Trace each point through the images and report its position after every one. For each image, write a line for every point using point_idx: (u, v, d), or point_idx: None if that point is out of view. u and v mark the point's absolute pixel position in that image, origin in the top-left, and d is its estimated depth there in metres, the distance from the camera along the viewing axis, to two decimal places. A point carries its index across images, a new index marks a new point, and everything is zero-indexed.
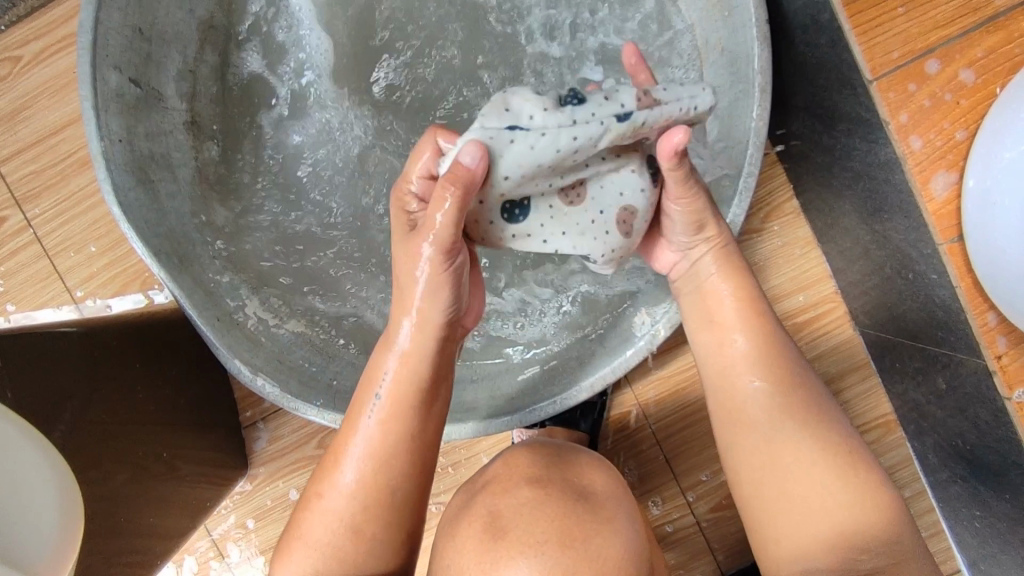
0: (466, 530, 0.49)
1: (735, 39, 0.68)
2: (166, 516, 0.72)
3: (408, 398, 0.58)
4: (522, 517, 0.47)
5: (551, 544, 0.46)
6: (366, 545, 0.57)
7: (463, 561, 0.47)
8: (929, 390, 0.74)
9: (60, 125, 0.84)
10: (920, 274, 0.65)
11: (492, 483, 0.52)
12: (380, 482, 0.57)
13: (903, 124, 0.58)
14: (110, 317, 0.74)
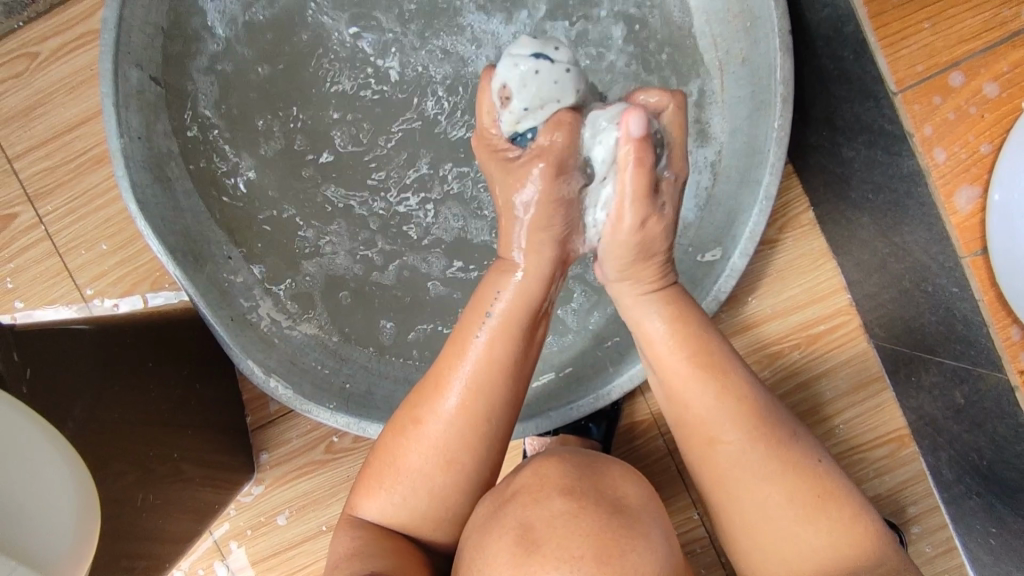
0: (497, 542, 0.46)
1: (757, 49, 0.69)
2: (170, 521, 0.70)
3: (515, 331, 0.57)
4: (556, 532, 0.44)
5: (587, 560, 0.43)
6: (458, 476, 0.56)
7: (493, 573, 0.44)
8: (945, 405, 0.74)
9: (76, 122, 0.84)
10: (941, 287, 0.65)
11: (522, 492, 0.48)
12: (478, 414, 0.56)
13: (927, 137, 0.58)
14: (112, 320, 0.71)
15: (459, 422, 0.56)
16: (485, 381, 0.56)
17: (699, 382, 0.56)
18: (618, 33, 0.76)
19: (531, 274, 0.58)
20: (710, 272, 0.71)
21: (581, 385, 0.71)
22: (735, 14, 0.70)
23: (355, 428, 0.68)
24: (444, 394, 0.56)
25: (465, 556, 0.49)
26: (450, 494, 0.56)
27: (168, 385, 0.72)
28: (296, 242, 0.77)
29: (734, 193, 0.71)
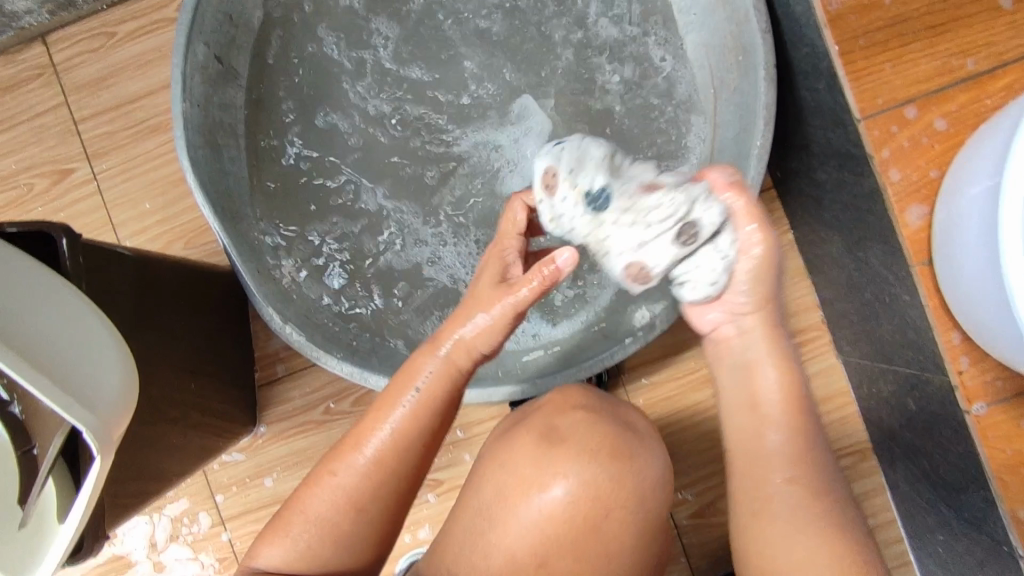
0: (526, 436, 0.59)
1: (745, 79, 0.78)
2: (169, 454, 0.75)
3: (434, 402, 0.61)
4: (578, 433, 0.58)
5: (602, 453, 0.57)
6: (362, 521, 0.60)
7: (521, 458, 0.58)
8: (900, 413, 0.80)
9: (138, 95, 0.93)
10: (895, 296, 0.72)
11: (547, 405, 0.61)
12: (389, 473, 0.60)
13: (885, 158, 0.67)
14: (159, 256, 0.77)
15: (372, 478, 0.60)
16: (403, 443, 0.60)
17: (779, 428, 0.62)
18: (623, 74, 0.89)
19: (455, 360, 0.61)
20: None
21: (568, 362, 0.76)
22: (732, 49, 0.79)
23: (358, 376, 0.74)
24: (359, 449, 0.60)
25: (484, 453, 0.62)
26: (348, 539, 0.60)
27: (186, 331, 0.78)
28: (324, 215, 0.87)
29: None
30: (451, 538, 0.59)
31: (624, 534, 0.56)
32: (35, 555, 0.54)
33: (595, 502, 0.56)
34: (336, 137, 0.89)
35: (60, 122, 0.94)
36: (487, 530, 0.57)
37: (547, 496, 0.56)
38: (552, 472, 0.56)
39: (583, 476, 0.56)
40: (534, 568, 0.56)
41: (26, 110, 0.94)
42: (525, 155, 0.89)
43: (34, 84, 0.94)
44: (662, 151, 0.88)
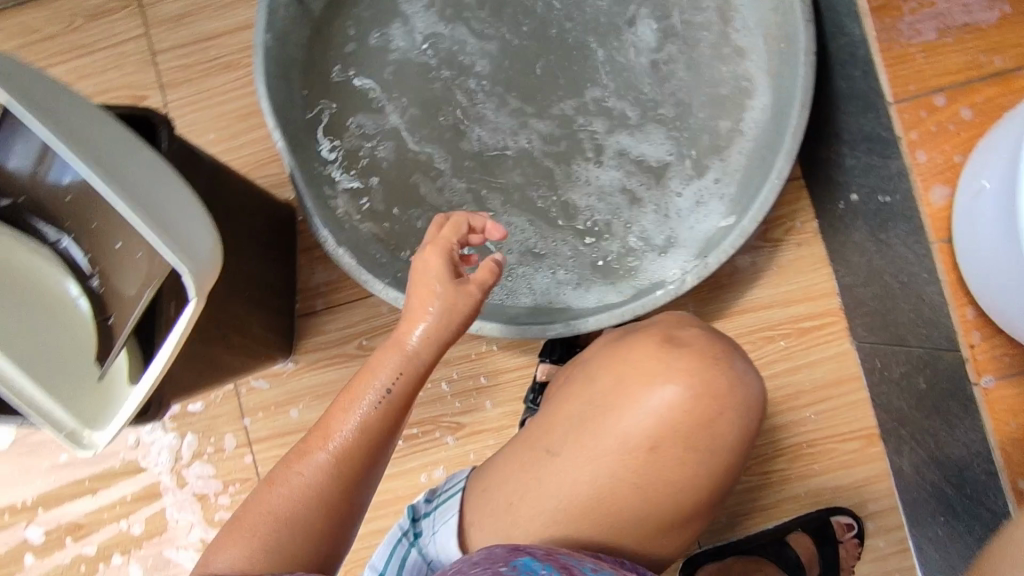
0: (642, 338, 0.56)
1: (787, 63, 0.81)
2: (214, 356, 0.80)
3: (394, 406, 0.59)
4: (698, 340, 0.55)
5: (721, 355, 0.54)
6: (324, 520, 0.56)
7: (639, 354, 0.54)
8: (910, 394, 0.84)
9: (215, 33, 1.00)
10: (914, 275, 0.76)
11: (662, 322, 0.59)
12: (342, 485, 0.57)
13: (913, 140, 0.72)
14: (233, 176, 0.80)
15: (337, 471, 0.57)
16: (370, 432, 0.58)
17: None
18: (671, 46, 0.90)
19: (424, 350, 0.61)
20: (722, 234, 0.82)
21: (602, 308, 0.81)
22: (774, 36, 0.83)
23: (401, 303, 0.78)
24: (327, 439, 0.57)
25: (590, 360, 0.58)
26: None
27: (242, 253, 0.82)
28: (373, 155, 0.90)
29: (753, 177, 0.83)
30: (555, 423, 0.55)
31: (734, 437, 0.53)
32: (109, 409, 0.62)
33: (713, 402, 0.52)
34: (390, 79, 0.92)
35: (139, 52, 1.00)
36: (601, 416, 0.53)
37: (665, 391, 0.52)
38: (673, 369, 0.53)
39: (706, 374, 0.52)
40: (644, 453, 0.51)
41: (107, 38, 1.00)
42: (572, 116, 0.91)
43: (118, 14, 1.01)
44: (712, 129, 0.88)
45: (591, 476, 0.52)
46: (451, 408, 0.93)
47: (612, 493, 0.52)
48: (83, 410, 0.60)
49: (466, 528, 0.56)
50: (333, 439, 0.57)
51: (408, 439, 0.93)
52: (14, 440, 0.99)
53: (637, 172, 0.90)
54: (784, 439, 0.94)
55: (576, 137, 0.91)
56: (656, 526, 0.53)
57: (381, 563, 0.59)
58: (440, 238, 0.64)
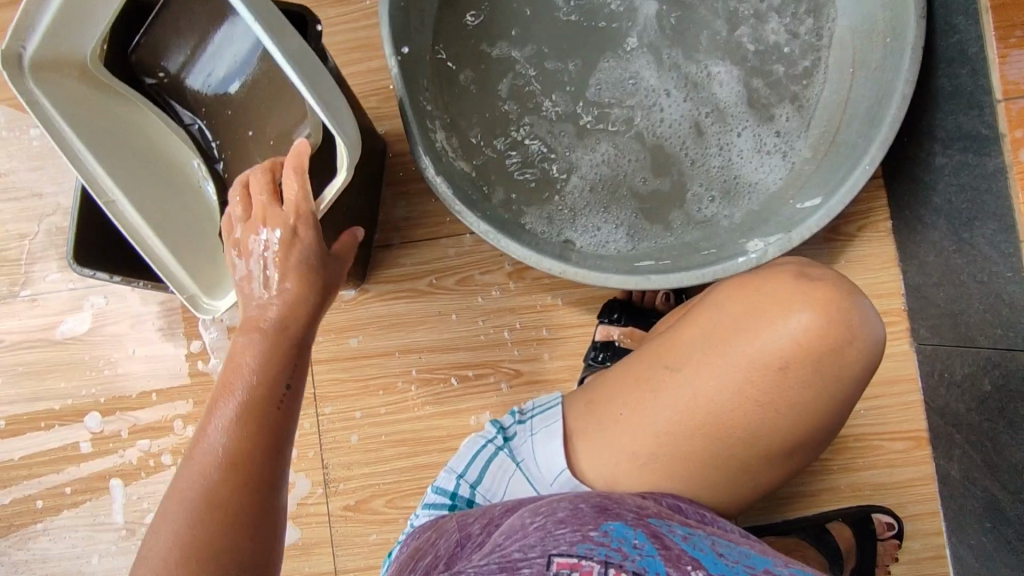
0: (776, 274, 0.59)
1: (888, 57, 0.83)
2: None
3: (271, 391, 0.58)
4: (831, 276, 0.58)
5: (852, 290, 0.57)
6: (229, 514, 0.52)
7: (775, 284, 0.57)
8: (972, 397, 0.84)
9: None
10: (996, 274, 0.77)
11: (788, 263, 0.62)
12: (235, 483, 0.53)
13: (1018, 138, 0.72)
14: (353, 95, 0.84)
15: (226, 461, 0.54)
16: (246, 416, 0.56)
17: None
18: (771, 33, 0.93)
19: (279, 322, 0.62)
20: (807, 212, 0.83)
21: (680, 268, 0.83)
22: (879, 31, 0.86)
23: (491, 237, 0.80)
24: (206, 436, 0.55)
25: (719, 291, 0.61)
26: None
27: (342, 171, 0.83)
28: (473, 99, 0.93)
29: (842, 162, 0.84)
30: (682, 341, 0.58)
31: (859, 368, 0.55)
32: (222, 282, 0.79)
33: (846, 332, 0.54)
34: (498, 27, 0.95)
35: None
36: (731, 336, 0.56)
37: (799, 318, 0.55)
38: (809, 298, 0.55)
39: (841, 306, 0.55)
40: (776, 372, 0.54)
41: None
42: (668, 82, 0.93)
43: None
44: (798, 119, 0.92)
45: (716, 390, 0.55)
46: (512, 355, 0.92)
47: (736, 408, 0.55)
48: (203, 280, 0.77)
49: (571, 435, 0.61)
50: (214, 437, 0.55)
51: (462, 379, 0.93)
52: (90, 329, 1.01)
53: (722, 148, 0.92)
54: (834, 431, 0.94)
55: (668, 106, 0.93)
56: (768, 445, 0.56)
57: (461, 467, 0.63)
58: (286, 174, 0.65)
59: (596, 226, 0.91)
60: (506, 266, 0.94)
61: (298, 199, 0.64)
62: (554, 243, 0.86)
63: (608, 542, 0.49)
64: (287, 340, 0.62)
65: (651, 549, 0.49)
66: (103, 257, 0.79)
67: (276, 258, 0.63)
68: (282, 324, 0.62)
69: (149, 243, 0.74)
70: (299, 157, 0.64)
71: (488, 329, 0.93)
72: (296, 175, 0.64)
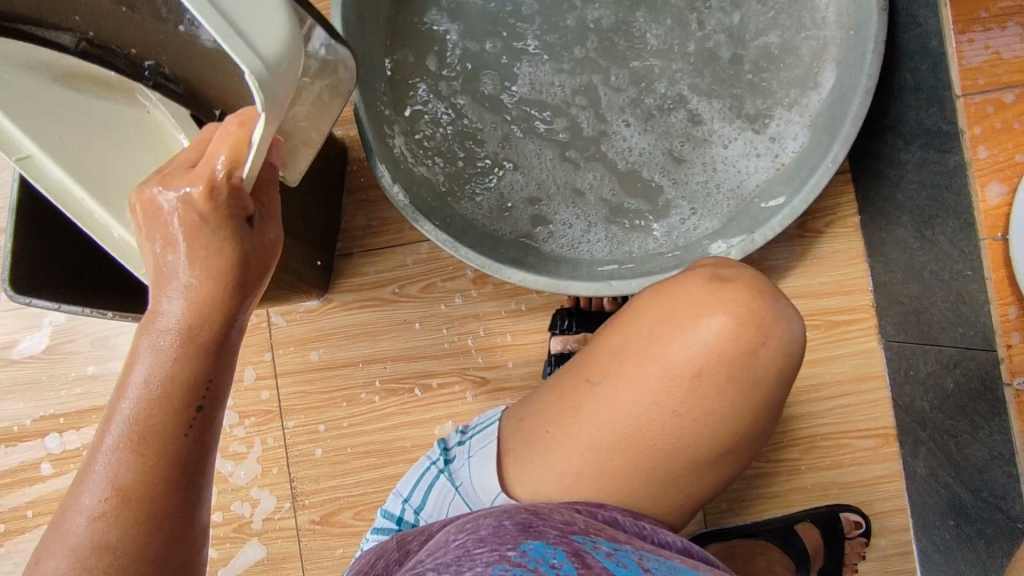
0: (693, 276, 0.57)
1: (854, 49, 0.81)
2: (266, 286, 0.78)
3: (184, 397, 0.51)
4: (745, 276, 0.56)
5: (765, 290, 0.55)
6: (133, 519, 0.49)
7: (687, 288, 0.55)
8: (935, 395, 0.84)
9: None
10: (956, 273, 0.76)
11: (710, 263, 0.60)
12: (143, 486, 0.50)
13: (976, 135, 0.71)
14: None
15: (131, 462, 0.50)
16: (151, 419, 0.51)
17: None
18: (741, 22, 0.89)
19: (190, 312, 0.52)
20: (772, 212, 0.82)
21: (641, 272, 0.82)
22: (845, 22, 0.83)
23: (449, 246, 0.77)
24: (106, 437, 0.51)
25: (638, 296, 0.59)
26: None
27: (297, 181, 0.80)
28: (432, 99, 0.91)
29: (806, 160, 0.83)
30: (600, 353, 0.57)
31: (774, 370, 0.54)
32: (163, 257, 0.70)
33: (758, 335, 0.53)
34: (455, 26, 0.92)
35: None
36: (646, 346, 0.54)
37: (713, 322, 0.53)
38: (721, 302, 0.54)
39: (751, 309, 0.53)
40: (689, 380, 0.53)
41: None
42: (631, 77, 0.91)
43: None
44: (768, 112, 0.89)
45: (633, 402, 0.54)
46: (476, 363, 0.92)
47: (650, 421, 0.54)
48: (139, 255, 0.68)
49: (503, 457, 0.60)
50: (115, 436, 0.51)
51: (426, 390, 0.92)
52: (47, 347, 0.99)
53: (689, 145, 0.90)
54: (801, 430, 0.94)
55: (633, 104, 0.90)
56: (693, 457, 0.55)
57: (407, 492, 0.64)
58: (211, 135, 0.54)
59: (561, 229, 0.88)
60: (469, 273, 0.92)
61: (229, 162, 0.50)
62: (515, 250, 0.85)
63: (524, 562, 0.47)
64: (201, 344, 0.52)
65: (569, 566, 0.47)
66: (46, 279, 0.72)
67: (186, 239, 0.51)
68: (195, 322, 0.52)
69: (80, 210, 0.66)
70: (247, 116, 0.51)
71: (452, 337, 0.92)
72: (234, 129, 0.50)
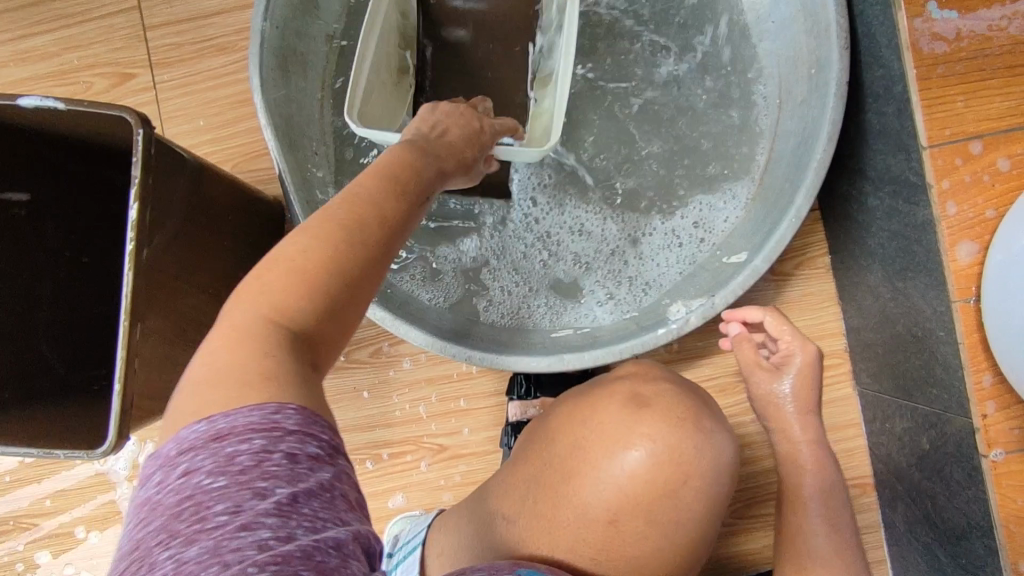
0: (608, 397, 0.55)
1: (814, 94, 0.77)
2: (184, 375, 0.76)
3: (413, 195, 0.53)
4: (664, 397, 0.55)
5: (685, 414, 0.54)
6: (343, 272, 0.45)
7: (602, 415, 0.54)
8: (911, 452, 0.80)
9: (211, 12, 0.94)
10: (929, 331, 0.72)
11: (631, 375, 0.58)
12: (357, 263, 0.46)
13: (944, 190, 0.66)
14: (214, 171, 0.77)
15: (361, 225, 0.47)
16: (386, 201, 0.50)
17: None
18: (688, 82, 0.88)
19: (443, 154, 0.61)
20: (734, 269, 0.78)
21: (596, 338, 0.78)
22: (803, 62, 0.79)
23: (388, 324, 0.74)
24: (352, 188, 0.49)
25: (554, 414, 0.57)
26: (319, 420, 0.38)
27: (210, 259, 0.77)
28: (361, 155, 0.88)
29: (771, 209, 0.79)
30: (513, 487, 0.54)
31: (700, 504, 0.52)
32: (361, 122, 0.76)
33: (678, 469, 0.51)
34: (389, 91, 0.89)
35: (129, 25, 0.94)
36: (557, 485, 0.52)
37: (627, 457, 0.51)
38: (637, 431, 0.52)
39: (667, 440, 0.52)
40: (605, 525, 0.51)
41: (98, 8, 0.95)
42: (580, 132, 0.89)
43: None
44: (727, 161, 0.86)
45: (552, 550, 0.51)
46: (431, 431, 0.87)
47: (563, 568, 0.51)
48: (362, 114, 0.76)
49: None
50: (356, 195, 0.48)
51: (378, 461, 0.88)
52: None
53: (638, 199, 0.87)
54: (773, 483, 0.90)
55: (581, 166, 0.88)
56: None
57: None
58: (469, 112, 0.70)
59: (513, 293, 0.85)
60: None
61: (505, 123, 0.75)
62: (462, 319, 0.82)
63: None
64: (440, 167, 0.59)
65: None
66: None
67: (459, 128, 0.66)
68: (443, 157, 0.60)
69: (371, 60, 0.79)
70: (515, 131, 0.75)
71: (404, 405, 0.88)
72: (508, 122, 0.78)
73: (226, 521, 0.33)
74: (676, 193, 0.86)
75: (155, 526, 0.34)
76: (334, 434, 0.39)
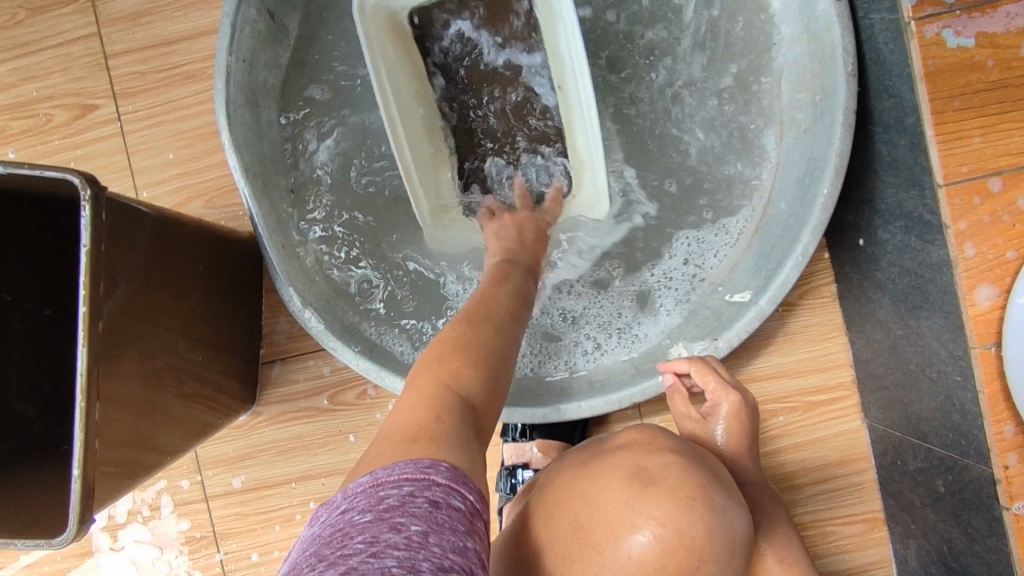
0: (611, 473, 0.53)
1: (819, 121, 0.73)
2: (161, 429, 0.71)
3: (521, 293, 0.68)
4: (671, 473, 0.52)
5: (694, 492, 0.51)
6: (492, 362, 0.55)
7: (605, 495, 0.51)
8: (925, 492, 0.77)
9: (175, 38, 0.88)
10: (945, 374, 0.68)
11: (632, 444, 0.55)
12: (498, 353, 0.56)
13: (961, 231, 0.63)
14: (181, 213, 0.73)
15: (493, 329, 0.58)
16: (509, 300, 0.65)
17: None
18: (677, 108, 0.83)
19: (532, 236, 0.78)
20: (734, 312, 0.76)
21: (595, 383, 0.77)
22: (809, 88, 0.75)
23: (373, 374, 0.74)
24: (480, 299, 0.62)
25: (553, 486, 0.56)
26: (469, 480, 0.41)
27: (185, 306, 0.72)
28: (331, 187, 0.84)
29: (775, 244, 0.76)
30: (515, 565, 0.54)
31: None
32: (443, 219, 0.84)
33: (688, 554, 0.49)
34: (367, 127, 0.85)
35: (90, 53, 0.88)
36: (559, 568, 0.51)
37: (632, 542, 0.49)
38: (643, 513, 0.50)
39: (676, 523, 0.49)
40: None
41: (53, 35, 0.88)
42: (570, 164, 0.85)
43: (66, 7, 0.88)
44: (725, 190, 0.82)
45: None
46: None
47: None
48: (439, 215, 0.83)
49: None
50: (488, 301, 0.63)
51: None
52: None
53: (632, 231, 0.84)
54: None
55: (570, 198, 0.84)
56: None
57: None
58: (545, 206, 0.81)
59: None
60: None
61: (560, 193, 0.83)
62: None
63: None
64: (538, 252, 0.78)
65: None
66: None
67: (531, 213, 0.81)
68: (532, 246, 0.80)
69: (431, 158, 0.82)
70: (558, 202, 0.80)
71: None
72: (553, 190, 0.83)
73: (362, 549, 0.35)
74: (665, 229, 0.83)
75: (309, 554, 0.37)
76: (477, 498, 0.41)
